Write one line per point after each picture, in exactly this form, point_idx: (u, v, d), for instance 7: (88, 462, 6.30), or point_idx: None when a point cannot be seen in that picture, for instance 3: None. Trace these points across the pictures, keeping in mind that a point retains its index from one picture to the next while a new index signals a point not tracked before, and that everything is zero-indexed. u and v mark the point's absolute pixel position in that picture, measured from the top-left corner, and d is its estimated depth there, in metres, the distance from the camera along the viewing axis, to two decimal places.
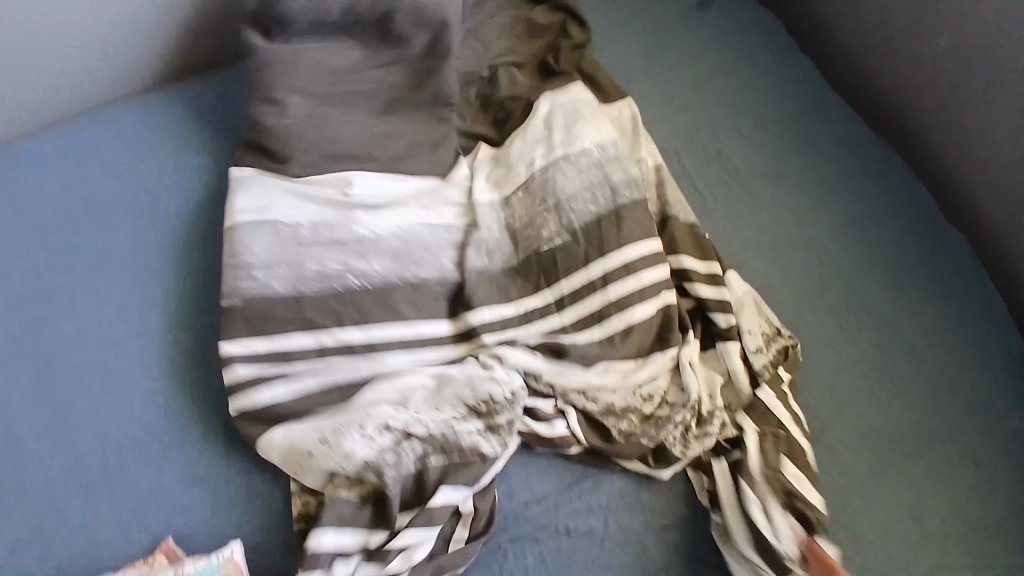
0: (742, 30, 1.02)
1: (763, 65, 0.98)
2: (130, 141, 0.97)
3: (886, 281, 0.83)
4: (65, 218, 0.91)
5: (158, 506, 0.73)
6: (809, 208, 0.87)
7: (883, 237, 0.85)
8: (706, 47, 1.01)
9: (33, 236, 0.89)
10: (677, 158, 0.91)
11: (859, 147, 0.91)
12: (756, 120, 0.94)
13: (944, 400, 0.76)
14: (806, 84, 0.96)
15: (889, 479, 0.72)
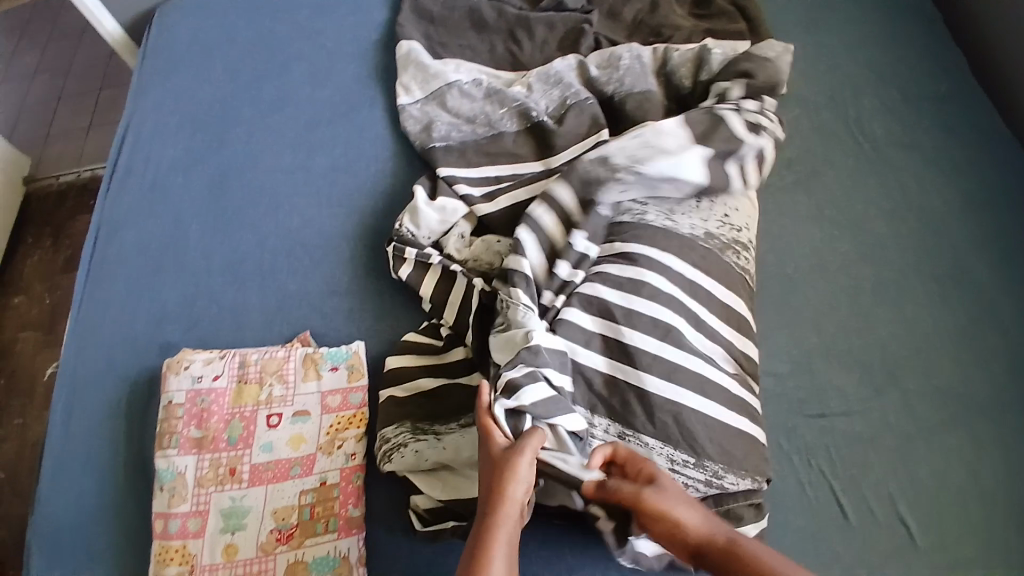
0: (902, 12, 1.06)
1: (918, 46, 1.02)
2: (312, 9, 1.14)
3: (995, 261, 0.86)
4: (255, 62, 1.09)
5: (299, 305, 0.88)
6: (933, 182, 0.91)
7: (1003, 222, 0.88)
8: (863, 20, 1.06)
9: (204, 76, 1.09)
10: (812, 115, 0.98)
11: (998, 137, 0.94)
12: (897, 95, 0.98)
13: None
14: (958, 67, 1.00)
15: (954, 435, 0.76)
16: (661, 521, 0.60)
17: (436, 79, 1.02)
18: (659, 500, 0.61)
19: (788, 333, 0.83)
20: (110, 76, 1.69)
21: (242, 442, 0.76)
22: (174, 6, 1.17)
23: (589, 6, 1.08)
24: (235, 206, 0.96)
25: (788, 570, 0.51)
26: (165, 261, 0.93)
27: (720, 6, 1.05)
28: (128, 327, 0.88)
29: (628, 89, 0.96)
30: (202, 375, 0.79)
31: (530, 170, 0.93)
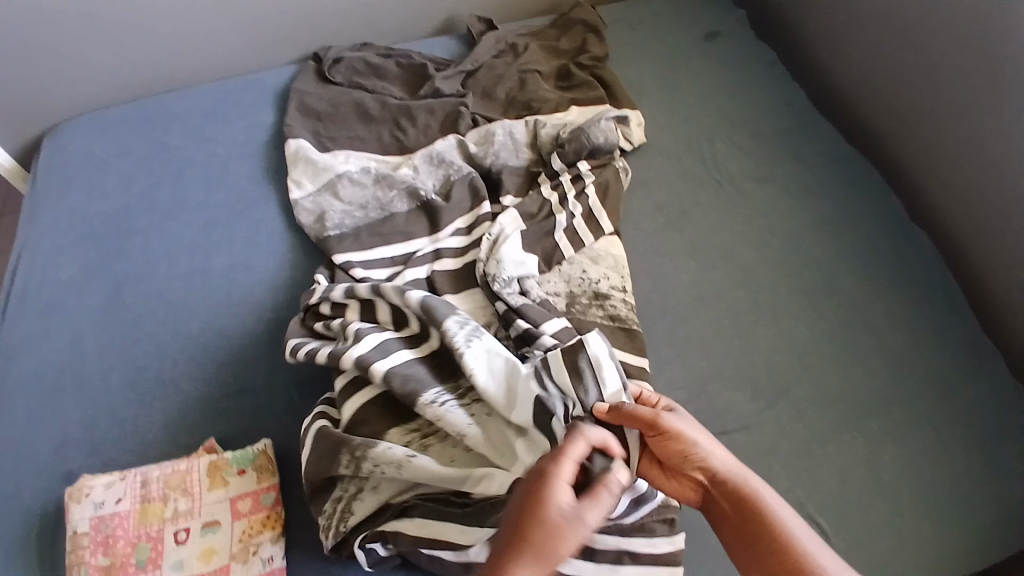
0: (742, 61, 1.19)
1: (760, 89, 1.15)
2: (199, 120, 1.18)
3: (855, 269, 0.94)
4: (144, 177, 1.10)
5: (206, 409, 0.86)
6: (791, 205, 1.01)
7: (855, 233, 0.98)
8: (711, 72, 1.18)
9: (91, 197, 1.08)
10: (678, 161, 1.07)
11: (840, 160, 1.05)
12: (748, 134, 1.09)
13: (900, 368, 0.86)
14: (797, 104, 1.12)
15: (848, 434, 0.81)
16: (680, 454, 0.67)
17: (327, 171, 1.05)
18: (680, 440, 0.68)
19: (684, 362, 0.87)
20: (4, 206, 1.65)
21: (150, 564, 0.72)
22: (61, 129, 1.18)
23: (464, 89, 1.16)
24: (131, 321, 0.95)
25: (803, 535, 0.61)
26: (61, 386, 0.90)
27: (581, 76, 1.15)
28: (23, 461, 0.84)
29: (504, 167, 1.04)
30: (104, 500, 0.75)
31: (420, 246, 0.98)
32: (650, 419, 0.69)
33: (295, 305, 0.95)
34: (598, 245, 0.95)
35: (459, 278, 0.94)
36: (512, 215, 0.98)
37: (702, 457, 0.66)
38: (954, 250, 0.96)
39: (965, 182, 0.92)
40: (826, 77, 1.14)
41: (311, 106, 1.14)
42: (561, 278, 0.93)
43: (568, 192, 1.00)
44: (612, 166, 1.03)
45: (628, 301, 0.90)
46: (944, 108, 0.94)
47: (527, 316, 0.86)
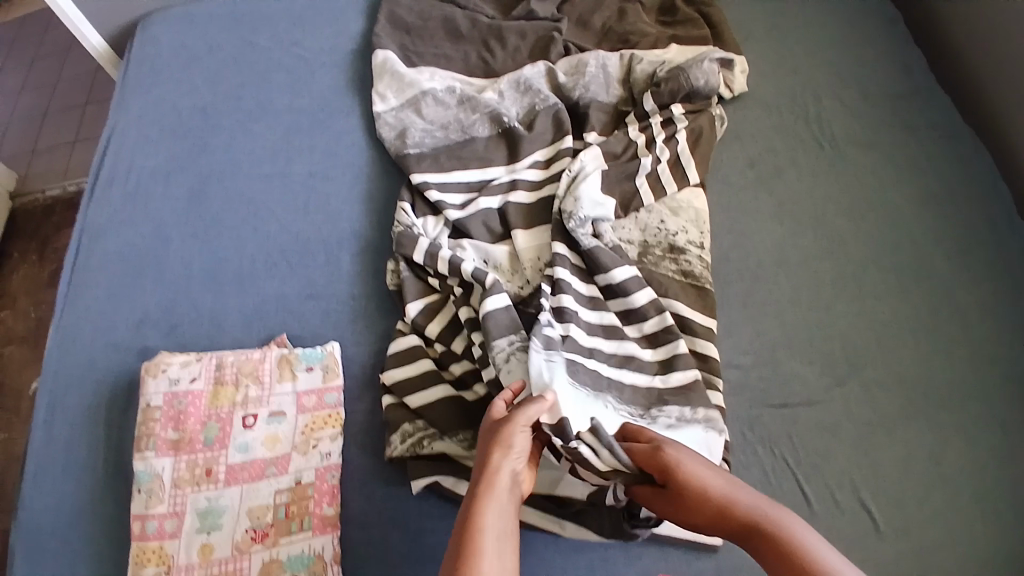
0: (863, 14, 1.09)
1: (878, 47, 1.05)
2: (290, 21, 1.17)
3: (954, 255, 0.88)
4: (231, 73, 1.11)
5: (277, 309, 0.89)
6: (893, 178, 0.94)
7: (959, 215, 0.91)
8: (826, 23, 1.09)
9: (181, 87, 1.10)
10: (777, 116, 1.00)
11: (956, 134, 0.97)
12: (858, 95, 1.01)
13: (983, 365, 0.81)
14: (918, 67, 1.03)
15: (914, 424, 0.78)
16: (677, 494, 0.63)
17: (412, 87, 1.04)
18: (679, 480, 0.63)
19: (753, 327, 0.85)
20: (94, 89, 1.70)
21: (218, 443, 0.77)
22: (154, 18, 1.19)
23: (559, 14, 1.11)
24: (211, 213, 0.98)
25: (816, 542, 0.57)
26: (144, 269, 0.94)
27: (686, 13, 1.08)
28: (109, 333, 0.89)
29: (592, 102, 1.00)
30: (179, 378, 0.80)
31: (497, 174, 0.97)
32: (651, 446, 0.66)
33: (367, 218, 0.96)
34: (680, 195, 0.92)
35: (534, 212, 0.92)
36: (594, 153, 0.95)
37: (700, 479, 0.62)
38: None
39: None
40: (956, 41, 1.04)
41: (400, 17, 1.11)
42: (638, 226, 0.90)
43: (656, 136, 0.95)
44: (708, 112, 0.98)
45: (704, 258, 0.87)
46: None
47: (595, 258, 0.84)
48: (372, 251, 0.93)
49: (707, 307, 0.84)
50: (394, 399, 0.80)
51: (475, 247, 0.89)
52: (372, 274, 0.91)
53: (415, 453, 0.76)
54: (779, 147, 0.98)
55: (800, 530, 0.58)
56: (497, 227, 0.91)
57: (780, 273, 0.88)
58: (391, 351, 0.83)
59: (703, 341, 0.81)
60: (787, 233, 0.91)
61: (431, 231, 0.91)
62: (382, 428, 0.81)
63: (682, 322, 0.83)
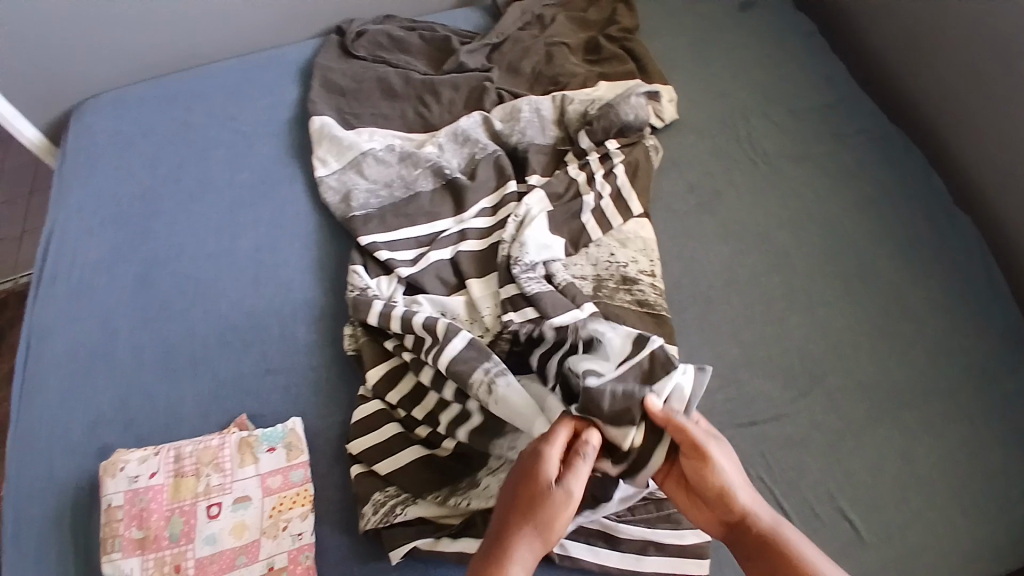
0: (779, 32, 1.14)
1: (797, 62, 1.10)
2: (225, 97, 1.17)
3: (895, 253, 0.91)
4: (170, 154, 1.11)
5: (235, 389, 0.88)
6: (828, 185, 0.97)
7: (895, 214, 0.94)
8: (745, 44, 1.13)
9: (120, 174, 1.09)
10: (709, 139, 1.03)
11: (882, 137, 1.01)
12: (784, 110, 1.05)
13: (938, 359, 0.83)
14: (836, 77, 1.07)
15: (880, 425, 0.80)
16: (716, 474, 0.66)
17: (352, 150, 1.04)
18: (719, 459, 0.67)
19: (711, 348, 0.86)
20: (38, 179, 1.68)
21: (184, 538, 0.75)
22: (88, 107, 1.19)
23: (489, 64, 1.13)
24: (161, 299, 0.96)
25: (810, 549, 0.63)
26: (96, 364, 0.92)
27: (610, 49, 1.11)
28: (63, 435, 0.87)
29: (531, 145, 1.02)
30: (138, 474, 0.78)
31: (446, 226, 0.97)
32: (696, 441, 0.67)
33: (319, 284, 0.96)
34: (626, 226, 0.93)
35: (485, 260, 0.92)
36: (537, 195, 0.96)
37: (731, 479, 0.66)
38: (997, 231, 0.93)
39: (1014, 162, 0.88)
40: (869, 50, 1.10)
41: (333, 82, 1.13)
42: (588, 262, 0.91)
43: (596, 172, 0.97)
44: (641, 144, 1.00)
45: (656, 285, 0.89)
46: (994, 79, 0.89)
47: (538, 305, 0.84)
48: (327, 318, 0.93)
49: (664, 334, 0.85)
50: (362, 468, 0.79)
51: (429, 301, 0.89)
52: (329, 340, 0.91)
53: (391, 519, 0.75)
54: (715, 169, 1.01)
55: (801, 541, 0.63)
56: (450, 279, 0.92)
57: (732, 291, 0.90)
58: (355, 418, 0.82)
59: None
60: (734, 250, 0.93)
61: (384, 289, 0.91)
62: (353, 498, 0.79)
63: None
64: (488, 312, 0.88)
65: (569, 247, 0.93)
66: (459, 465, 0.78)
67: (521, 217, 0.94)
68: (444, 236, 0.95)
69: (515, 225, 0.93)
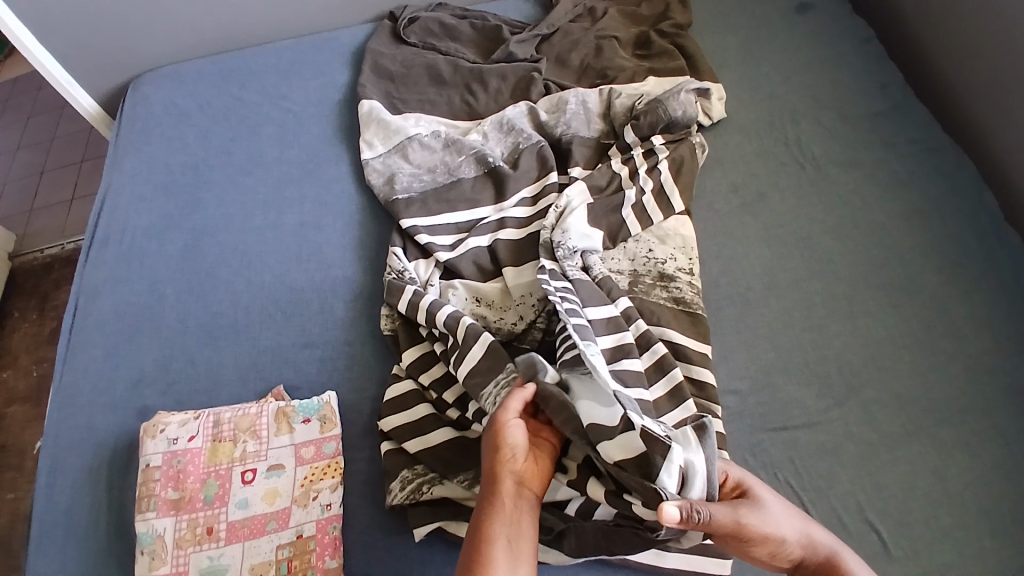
0: (835, 36, 1.12)
1: (852, 67, 1.08)
2: (277, 76, 1.20)
3: (942, 266, 0.89)
4: (220, 129, 1.14)
5: (272, 360, 0.90)
6: (876, 194, 0.95)
7: (944, 226, 0.92)
8: (799, 47, 1.11)
9: (172, 146, 1.12)
10: (756, 140, 1.02)
11: (936, 148, 0.98)
12: (835, 116, 1.03)
13: (981, 379, 0.81)
14: (892, 84, 1.05)
15: (916, 440, 0.78)
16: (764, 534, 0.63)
17: (398, 134, 1.06)
18: (761, 522, 0.63)
19: (747, 351, 0.85)
20: (89, 147, 1.74)
21: (218, 501, 0.77)
22: (146, 79, 1.22)
23: (538, 55, 1.14)
24: (206, 269, 0.99)
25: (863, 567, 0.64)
26: (141, 327, 0.95)
27: (661, 45, 1.11)
28: (107, 394, 0.90)
29: (574, 137, 1.02)
30: (178, 436, 0.80)
31: (485, 214, 0.98)
32: (730, 527, 0.62)
33: (357, 264, 0.97)
34: (666, 222, 0.93)
35: (523, 248, 0.93)
36: (576, 188, 0.96)
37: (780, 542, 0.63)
38: None
39: None
40: (928, 57, 1.07)
41: (383, 67, 1.14)
42: (625, 257, 0.91)
43: (639, 167, 0.97)
44: (687, 141, 0.99)
45: (694, 284, 0.88)
46: None
47: (572, 296, 0.85)
48: (364, 297, 0.94)
49: (699, 333, 0.84)
50: (392, 445, 0.80)
51: (465, 285, 0.90)
52: (364, 320, 0.92)
53: (415, 497, 0.76)
54: (761, 171, 0.99)
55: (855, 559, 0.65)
56: (487, 265, 0.92)
57: (770, 296, 0.89)
58: (386, 397, 0.83)
59: (698, 366, 0.81)
60: (776, 254, 0.92)
61: (422, 272, 0.92)
62: (382, 475, 0.80)
63: (674, 351, 0.83)
64: (523, 300, 0.88)
65: (607, 240, 0.93)
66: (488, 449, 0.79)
67: (560, 209, 0.93)
68: (484, 223, 0.96)
69: (553, 216, 0.93)
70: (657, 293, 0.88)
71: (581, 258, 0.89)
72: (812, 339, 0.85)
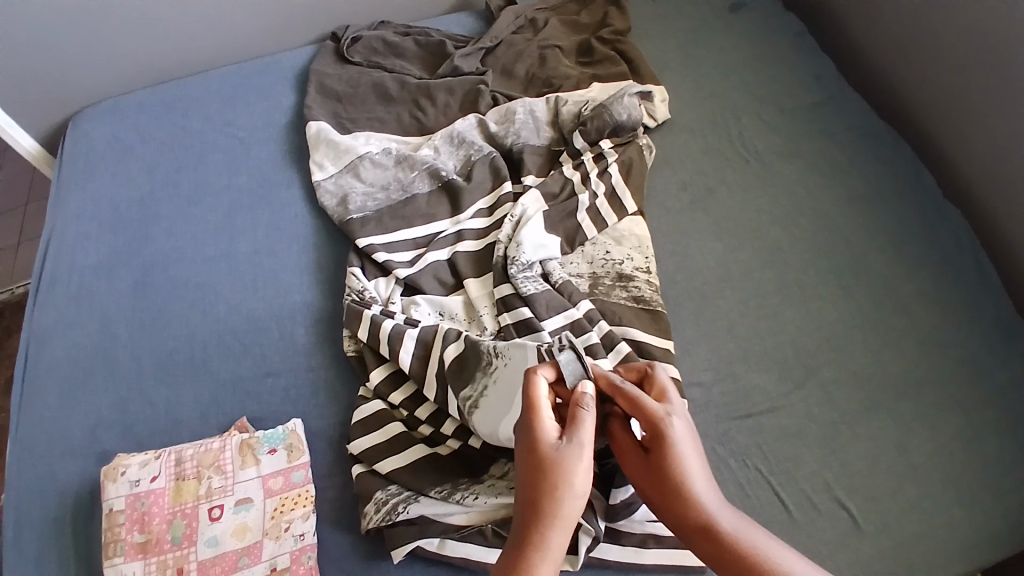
0: (769, 32, 1.15)
1: (787, 61, 1.11)
2: (221, 103, 1.18)
3: (888, 246, 0.92)
4: (165, 161, 1.11)
5: (234, 392, 0.88)
6: (819, 181, 0.98)
7: (886, 207, 0.95)
8: (736, 45, 1.14)
9: (117, 181, 1.10)
10: (702, 138, 1.05)
11: (872, 133, 1.02)
12: (775, 109, 1.06)
13: (932, 351, 0.84)
14: (826, 75, 1.09)
15: (876, 416, 0.80)
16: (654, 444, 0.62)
17: (348, 154, 1.05)
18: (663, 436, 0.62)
19: (708, 343, 0.87)
20: (33, 189, 1.68)
21: (186, 541, 0.75)
22: (85, 116, 1.19)
23: (483, 67, 1.14)
24: (159, 304, 0.97)
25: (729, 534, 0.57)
26: (94, 370, 0.92)
27: (603, 51, 1.13)
28: (63, 441, 0.87)
29: (525, 146, 1.03)
30: (140, 479, 0.78)
31: (442, 228, 0.98)
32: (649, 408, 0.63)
33: (316, 287, 0.96)
34: (621, 223, 0.94)
35: (482, 259, 0.93)
36: (531, 196, 0.97)
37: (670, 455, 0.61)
38: (987, 224, 0.94)
39: (1002, 156, 0.89)
40: (858, 48, 1.11)
41: (329, 88, 1.14)
42: (584, 260, 0.92)
43: (590, 171, 0.98)
44: (634, 143, 1.01)
45: (652, 282, 0.89)
46: (980, 77, 0.90)
47: (534, 304, 0.85)
48: (325, 320, 0.93)
49: (661, 330, 0.85)
50: (364, 468, 0.79)
51: (427, 300, 0.90)
52: (326, 343, 0.91)
53: (393, 519, 0.74)
54: (709, 167, 1.02)
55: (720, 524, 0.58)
56: (447, 279, 0.92)
57: (726, 287, 0.91)
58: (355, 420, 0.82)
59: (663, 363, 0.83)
60: (729, 246, 0.94)
61: (383, 290, 0.92)
62: (355, 499, 0.79)
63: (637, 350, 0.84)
64: (487, 311, 0.88)
65: (565, 246, 0.94)
66: (462, 464, 0.79)
67: (516, 218, 0.94)
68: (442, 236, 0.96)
69: (510, 225, 0.93)
70: (616, 293, 0.89)
71: (540, 265, 0.90)
72: (769, 327, 0.87)
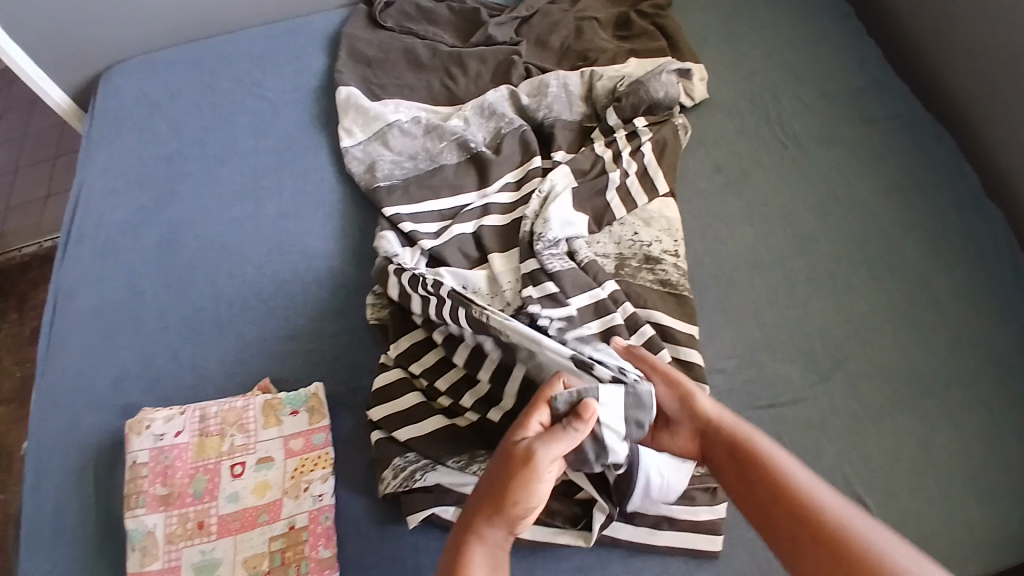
0: (813, 13, 1.12)
1: (831, 44, 1.08)
2: (251, 64, 1.17)
3: (923, 240, 0.90)
4: (195, 120, 1.11)
5: (257, 353, 0.89)
6: (857, 170, 0.96)
7: (925, 200, 0.93)
8: (778, 25, 1.11)
9: (147, 138, 1.10)
10: (737, 119, 1.02)
11: (915, 122, 0.99)
12: (816, 93, 1.03)
13: (962, 349, 0.82)
14: (871, 60, 1.05)
15: (899, 411, 0.79)
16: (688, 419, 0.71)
17: (377, 120, 1.04)
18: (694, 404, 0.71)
19: (733, 329, 0.86)
20: (63, 143, 1.70)
21: (208, 495, 0.76)
22: (116, 71, 1.19)
23: (517, 37, 1.12)
24: (186, 263, 0.97)
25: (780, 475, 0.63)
26: (121, 324, 0.93)
27: (641, 26, 1.10)
28: (90, 393, 0.88)
29: (557, 121, 1.02)
30: (164, 432, 0.79)
31: (469, 200, 0.97)
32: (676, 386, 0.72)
33: (341, 254, 0.96)
34: (651, 203, 0.93)
35: (508, 233, 0.93)
36: (561, 172, 0.95)
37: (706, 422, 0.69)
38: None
39: None
40: (905, 33, 1.07)
41: (360, 52, 1.12)
42: (612, 239, 0.91)
43: (623, 149, 0.97)
44: (669, 123, 0.99)
45: (680, 266, 0.88)
46: None
47: (559, 282, 0.85)
48: (348, 287, 0.93)
49: (686, 314, 0.84)
50: (383, 435, 0.80)
51: (451, 272, 0.89)
52: (349, 309, 0.91)
53: (410, 486, 0.75)
54: (743, 150, 0.99)
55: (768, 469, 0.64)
56: (473, 251, 0.92)
57: (755, 274, 0.89)
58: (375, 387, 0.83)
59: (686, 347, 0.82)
60: (760, 233, 0.92)
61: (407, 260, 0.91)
62: (373, 464, 0.80)
63: (662, 333, 0.83)
64: (511, 286, 0.88)
65: (593, 224, 0.92)
66: (480, 436, 0.79)
67: (545, 193, 0.93)
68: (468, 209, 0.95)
69: (539, 201, 0.92)
70: (643, 274, 0.88)
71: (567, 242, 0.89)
72: (796, 316, 0.86)
